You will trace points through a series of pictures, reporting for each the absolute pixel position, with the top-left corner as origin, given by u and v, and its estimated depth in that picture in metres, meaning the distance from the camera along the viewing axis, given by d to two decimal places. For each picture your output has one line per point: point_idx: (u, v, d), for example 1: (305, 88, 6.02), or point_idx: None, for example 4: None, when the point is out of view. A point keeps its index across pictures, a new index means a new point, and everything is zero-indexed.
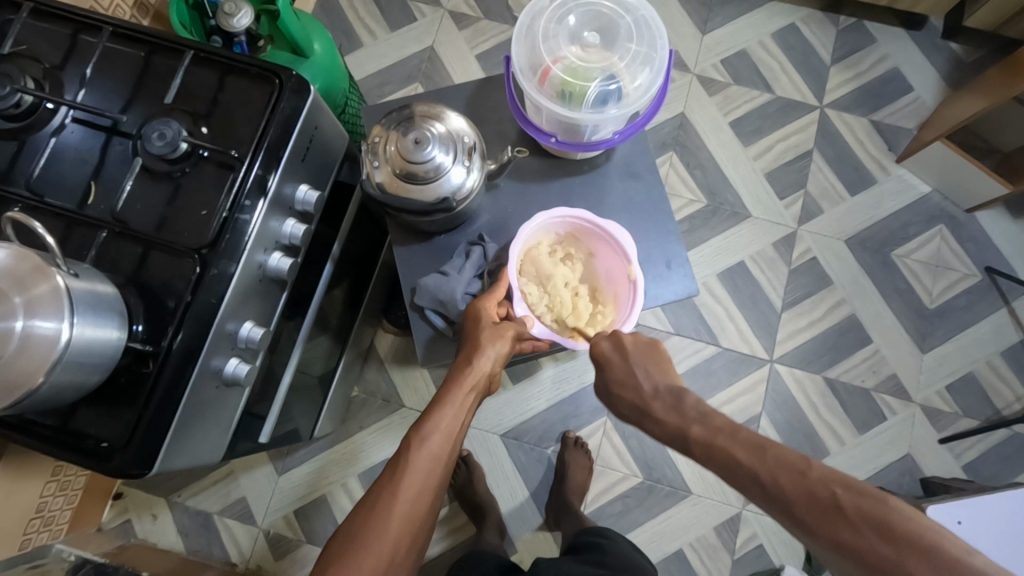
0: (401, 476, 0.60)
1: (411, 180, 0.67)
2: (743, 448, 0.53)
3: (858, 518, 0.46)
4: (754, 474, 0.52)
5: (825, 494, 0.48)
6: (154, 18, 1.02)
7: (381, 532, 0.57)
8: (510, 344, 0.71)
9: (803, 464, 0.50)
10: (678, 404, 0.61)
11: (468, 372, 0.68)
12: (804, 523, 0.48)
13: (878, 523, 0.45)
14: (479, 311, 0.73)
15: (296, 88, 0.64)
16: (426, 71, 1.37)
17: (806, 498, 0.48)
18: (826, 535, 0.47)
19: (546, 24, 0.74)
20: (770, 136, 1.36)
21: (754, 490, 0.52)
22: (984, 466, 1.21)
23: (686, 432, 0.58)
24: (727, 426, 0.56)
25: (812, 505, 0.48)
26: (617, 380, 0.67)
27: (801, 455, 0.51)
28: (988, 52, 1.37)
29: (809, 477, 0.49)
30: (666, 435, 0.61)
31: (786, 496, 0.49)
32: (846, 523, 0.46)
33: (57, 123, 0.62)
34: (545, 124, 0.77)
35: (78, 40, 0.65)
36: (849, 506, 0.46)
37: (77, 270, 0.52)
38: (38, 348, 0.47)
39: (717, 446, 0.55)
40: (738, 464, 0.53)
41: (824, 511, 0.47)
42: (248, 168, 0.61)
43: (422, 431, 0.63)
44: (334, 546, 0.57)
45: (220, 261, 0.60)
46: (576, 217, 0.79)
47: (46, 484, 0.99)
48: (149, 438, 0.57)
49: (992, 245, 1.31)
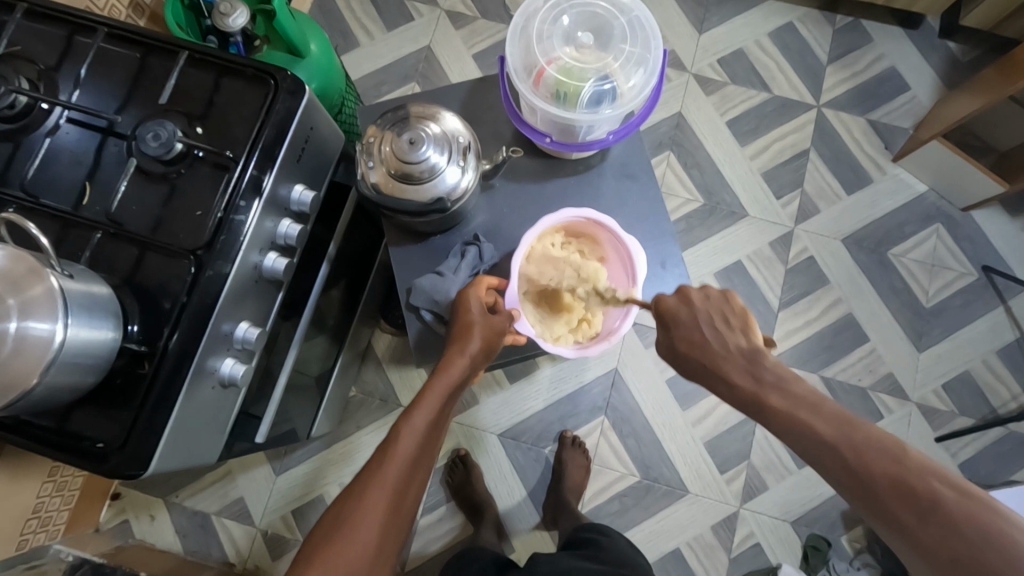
0: (387, 463, 0.60)
1: (406, 180, 0.67)
2: (829, 425, 0.52)
3: (957, 516, 0.44)
4: (840, 453, 0.51)
5: (920, 482, 0.47)
6: (149, 18, 1.02)
7: (368, 518, 0.57)
8: (496, 335, 0.71)
9: (898, 449, 0.49)
10: (754, 367, 0.60)
11: (457, 363, 0.68)
12: (891, 511, 0.47)
13: (981, 526, 0.44)
14: (467, 303, 0.73)
15: (291, 89, 0.64)
16: (423, 72, 1.37)
17: (901, 483, 0.47)
18: (914, 528, 0.46)
19: (540, 25, 0.74)
20: (766, 136, 1.36)
21: (838, 469, 0.50)
22: (980, 465, 1.22)
23: (767, 396, 0.57)
24: (810, 399, 0.55)
25: (906, 497, 0.47)
26: (683, 332, 0.66)
27: (895, 441, 0.50)
28: (984, 51, 1.37)
29: (906, 463, 0.48)
30: (740, 396, 0.59)
31: (876, 479, 0.48)
32: (941, 518, 0.45)
33: (52, 124, 0.62)
34: (540, 125, 0.77)
35: (73, 41, 0.65)
36: (944, 500, 0.45)
37: (72, 271, 0.53)
38: (32, 349, 0.47)
39: (801, 418, 0.54)
40: (822, 439, 0.52)
41: (913, 499, 0.46)
42: (244, 168, 0.61)
43: (410, 419, 0.64)
44: (320, 530, 0.57)
45: (216, 262, 0.60)
46: (598, 220, 0.78)
47: (43, 485, 0.99)
48: (145, 439, 0.57)
49: (988, 244, 1.31)
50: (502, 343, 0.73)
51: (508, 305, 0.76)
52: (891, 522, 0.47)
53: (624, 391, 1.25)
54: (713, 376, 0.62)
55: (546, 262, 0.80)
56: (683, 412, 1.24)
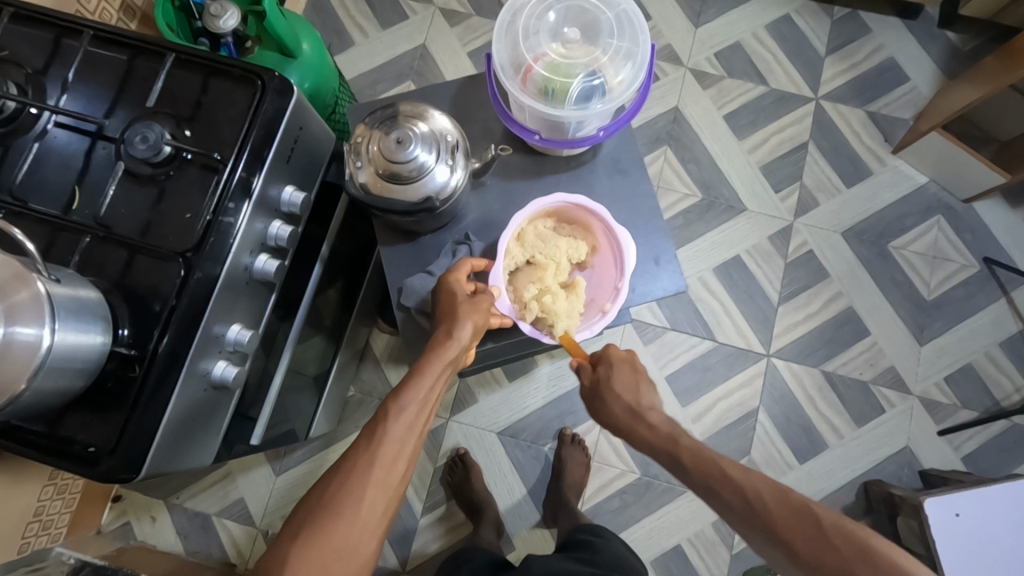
0: (379, 443, 0.61)
1: (395, 180, 0.67)
2: (731, 464, 0.60)
3: (837, 536, 0.53)
4: (741, 488, 0.58)
5: (805, 519, 0.55)
6: (141, 21, 1.01)
7: (361, 497, 0.58)
8: (484, 318, 0.70)
9: (782, 495, 0.57)
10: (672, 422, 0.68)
11: (445, 345, 0.67)
12: (787, 543, 0.55)
13: (859, 546, 0.52)
14: (451, 285, 0.72)
15: (278, 89, 0.64)
16: (418, 70, 1.37)
17: (790, 523, 0.55)
18: (805, 553, 0.54)
19: (527, 20, 0.73)
20: (764, 130, 1.35)
21: (737, 516, 0.58)
22: (984, 458, 1.21)
23: (677, 444, 0.64)
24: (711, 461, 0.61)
25: (796, 522, 0.55)
26: (613, 387, 0.71)
27: (779, 488, 0.57)
28: (985, 40, 1.36)
29: (791, 496, 0.56)
30: (655, 453, 0.66)
31: (759, 520, 0.56)
32: (826, 539, 0.53)
33: (40, 128, 0.62)
34: (529, 121, 0.77)
35: (60, 44, 0.65)
36: (825, 523, 0.54)
37: (59, 276, 0.52)
38: (19, 353, 0.47)
39: (702, 479, 0.61)
40: (726, 476, 0.60)
41: (802, 524, 0.54)
42: (232, 170, 0.61)
43: (401, 400, 0.64)
44: (307, 506, 0.57)
45: (205, 264, 0.59)
46: (589, 208, 0.77)
47: (43, 489, 0.99)
48: (136, 442, 0.57)
49: (990, 235, 1.30)
50: (489, 326, 0.72)
51: (490, 284, 0.75)
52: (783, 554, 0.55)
53: None
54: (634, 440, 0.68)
55: (541, 245, 0.78)
56: (683, 409, 1.24)
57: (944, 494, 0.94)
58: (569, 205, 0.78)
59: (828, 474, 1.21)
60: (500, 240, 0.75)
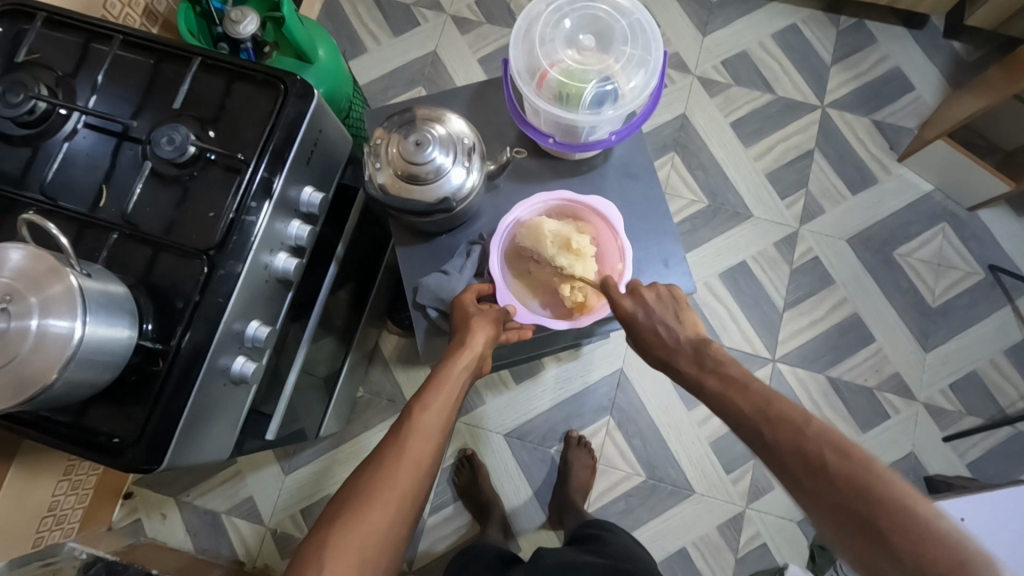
0: (405, 440, 0.63)
1: (413, 181, 0.69)
2: (743, 375, 0.59)
3: (827, 444, 0.49)
4: (748, 391, 0.57)
5: (793, 427, 0.52)
6: (162, 27, 1.04)
7: (391, 489, 0.59)
8: (496, 328, 0.74)
9: (787, 406, 0.54)
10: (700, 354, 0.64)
11: (462, 348, 0.71)
12: (775, 447, 0.52)
13: (846, 454, 0.48)
14: (465, 302, 0.75)
15: (300, 92, 0.66)
16: (429, 76, 1.39)
17: (783, 432, 0.52)
18: (790, 457, 0.51)
19: (542, 29, 0.75)
20: (770, 137, 1.37)
21: (740, 421, 0.56)
22: (988, 465, 1.21)
23: (700, 350, 0.64)
24: (743, 381, 0.58)
25: (787, 428, 0.52)
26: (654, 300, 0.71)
27: (786, 400, 0.55)
28: (989, 50, 1.38)
29: (793, 410, 0.54)
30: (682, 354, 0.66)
31: (777, 443, 0.52)
32: (808, 440, 0.50)
33: (69, 129, 0.64)
34: (543, 125, 0.79)
35: (89, 48, 0.67)
36: (813, 428, 0.51)
37: (90, 271, 0.54)
38: (52, 345, 0.48)
39: (729, 399, 0.58)
40: (738, 381, 0.59)
41: (791, 428, 0.52)
42: (255, 171, 0.63)
43: (427, 402, 0.66)
44: (337, 503, 0.58)
45: (227, 262, 0.61)
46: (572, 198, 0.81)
47: (58, 484, 1.01)
48: (159, 434, 0.58)
49: (994, 243, 1.31)
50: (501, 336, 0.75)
51: (503, 304, 0.78)
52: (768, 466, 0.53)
53: (630, 390, 1.26)
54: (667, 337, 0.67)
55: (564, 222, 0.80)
56: (688, 413, 1.25)
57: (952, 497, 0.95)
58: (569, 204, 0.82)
59: None
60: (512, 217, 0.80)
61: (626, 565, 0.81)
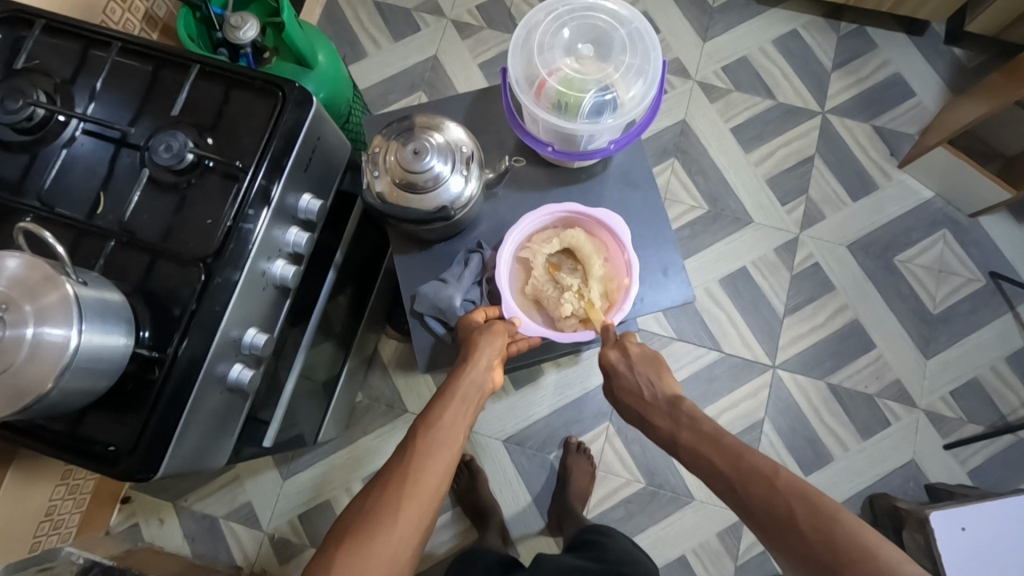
0: (412, 457, 0.63)
1: (411, 189, 0.69)
2: (709, 425, 0.62)
3: (793, 497, 0.53)
4: (717, 446, 0.60)
5: (760, 481, 0.55)
6: (163, 32, 1.04)
7: (398, 509, 0.59)
8: (504, 341, 0.72)
9: (756, 460, 0.57)
10: (675, 411, 0.66)
11: (468, 365, 0.69)
12: (747, 502, 0.56)
13: (810, 505, 0.52)
14: (470, 321, 0.75)
15: (299, 100, 0.66)
16: (429, 80, 1.39)
17: (752, 486, 0.56)
18: (762, 514, 0.54)
19: (541, 37, 0.75)
20: (771, 142, 1.36)
21: (715, 476, 0.59)
22: (990, 473, 1.21)
23: (676, 404, 0.66)
24: (713, 435, 0.61)
25: (755, 482, 0.55)
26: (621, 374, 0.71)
27: (756, 453, 0.58)
28: (990, 56, 1.37)
29: (761, 464, 0.56)
30: (654, 411, 0.68)
31: (750, 497, 0.55)
32: (776, 494, 0.54)
33: (68, 136, 0.64)
34: (542, 134, 0.78)
35: (88, 55, 0.67)
36: (780, 482, 0.54)
37: (86, 278, 0.54)
38: (48, 354, 0.48)
39: (703, 454, 0.60)
40: (706, 435, 0.62)
41: (759, 482, 0.55)
42: (252, 178, 0.63)
43: (435, 421, 0.66)
44: (350, 516, 0.60)
45: (224, 269, 0.61)
46: (579, 213, 0.80)
47: (55, 488, 1.00)
48: (155, 443, 0.58)
49: (995, 250, 1.30)
50: (508, 350, 0.74)
51: (508, 315, 0.76)
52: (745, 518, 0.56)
53: None
54: (644, 407, 0.69)
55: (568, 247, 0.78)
56: None
57: (951, 507, 0.95)
58: (578, 218, 0.80)
59: (835, 486, 1.21)
60: (520, 232, 0.79)
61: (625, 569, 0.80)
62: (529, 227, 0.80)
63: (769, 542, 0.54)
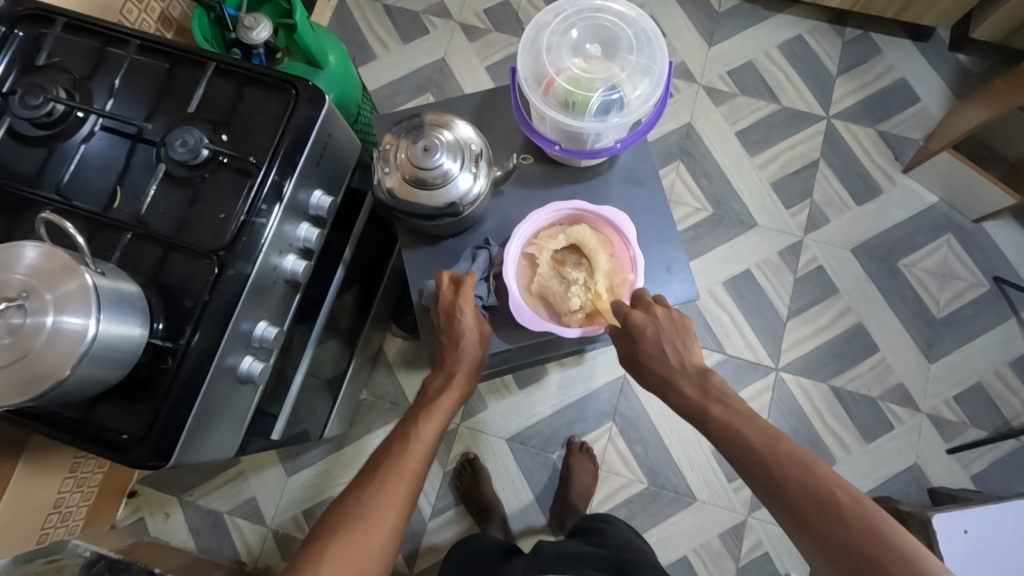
0: (403, 454, 0.67)
1: (420, 185, 0.70)
2: (741, 408, 0.65)
3: (828, 481, 0.55)
4: (751, 429, 0.62)
5: (797, 463, 0.57)
6: (177, 32, 1.05)
7: (387, 501, 0.63)
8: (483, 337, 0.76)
9: (791, 447, 0.59)
10: (704, 381, 0.69)
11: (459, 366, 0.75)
12: (778, 482, 0.57)
13: (846, 491, 0.54)
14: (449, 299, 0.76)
15: (311, 98, 0.67)
16: (437, 82, 1.41)
17: (788, 467, 0.57)
18: (793, 494, 0.56)
19: (550, 37, 0.77)
20: (776, 146, 1.37)
21: (747, 456, 0.61)
22: (992, 477, 1.21)
23: (705, 378, 0.69)
24: (746, 413, 0.64)
25: (791, 464, 0.57)
26: (646, 339, 0.72)
27: (791, 440, 0.60)
28: (995, 62, 1.38)
29: (797, 451, 0.58)
30: (681, 378, 0.70)
31: (783, 478, 0.57)
32: (813, 477, 0.56)
33: (86, 131, 0.65)
34: (550, 132, 0.79)
35: (105, 53, 0.68)
36: (816, 468, 0.56)
37: (104, 269, 0.56)
38: (66, 341, 0.49)
39: (736, 429, 0.63)
40: (740, 415, 0.64)
41: (795, 464, 0.57)
42: (266, 174, 0.64)
43: (425, 413, 0.72)
44: (342, 510, 0.62)
45: (237, 263, 0.62)
46: (585, 210, 0.81)
47: (64, 481, 1.02)
48: (167, 431, 0.59)
49: (999, 255, 1.31)
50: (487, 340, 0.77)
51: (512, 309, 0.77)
52: (772, 501, 0.58)
53: (632, 397, 1.26)
54: (669, 374, 0.71)
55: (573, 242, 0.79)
56: None
57: (952, 510, 0.95)
58: (583, 215, 0.81)
59: None
60: (525, 228, 0.80)
61: (624, 554, 0.81)
62: (534, 223, 0.81)
63: (797, 524, 0.55)
